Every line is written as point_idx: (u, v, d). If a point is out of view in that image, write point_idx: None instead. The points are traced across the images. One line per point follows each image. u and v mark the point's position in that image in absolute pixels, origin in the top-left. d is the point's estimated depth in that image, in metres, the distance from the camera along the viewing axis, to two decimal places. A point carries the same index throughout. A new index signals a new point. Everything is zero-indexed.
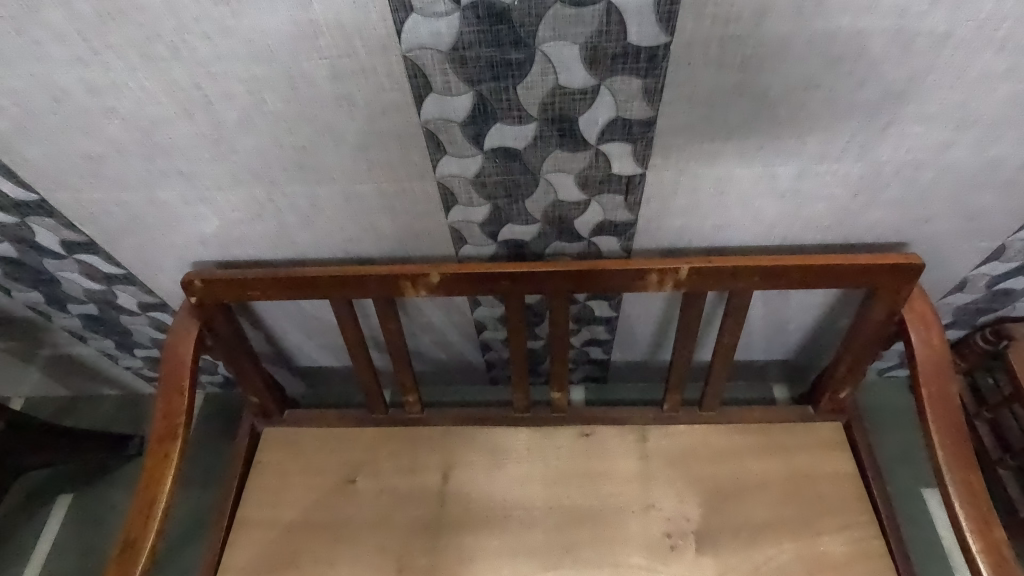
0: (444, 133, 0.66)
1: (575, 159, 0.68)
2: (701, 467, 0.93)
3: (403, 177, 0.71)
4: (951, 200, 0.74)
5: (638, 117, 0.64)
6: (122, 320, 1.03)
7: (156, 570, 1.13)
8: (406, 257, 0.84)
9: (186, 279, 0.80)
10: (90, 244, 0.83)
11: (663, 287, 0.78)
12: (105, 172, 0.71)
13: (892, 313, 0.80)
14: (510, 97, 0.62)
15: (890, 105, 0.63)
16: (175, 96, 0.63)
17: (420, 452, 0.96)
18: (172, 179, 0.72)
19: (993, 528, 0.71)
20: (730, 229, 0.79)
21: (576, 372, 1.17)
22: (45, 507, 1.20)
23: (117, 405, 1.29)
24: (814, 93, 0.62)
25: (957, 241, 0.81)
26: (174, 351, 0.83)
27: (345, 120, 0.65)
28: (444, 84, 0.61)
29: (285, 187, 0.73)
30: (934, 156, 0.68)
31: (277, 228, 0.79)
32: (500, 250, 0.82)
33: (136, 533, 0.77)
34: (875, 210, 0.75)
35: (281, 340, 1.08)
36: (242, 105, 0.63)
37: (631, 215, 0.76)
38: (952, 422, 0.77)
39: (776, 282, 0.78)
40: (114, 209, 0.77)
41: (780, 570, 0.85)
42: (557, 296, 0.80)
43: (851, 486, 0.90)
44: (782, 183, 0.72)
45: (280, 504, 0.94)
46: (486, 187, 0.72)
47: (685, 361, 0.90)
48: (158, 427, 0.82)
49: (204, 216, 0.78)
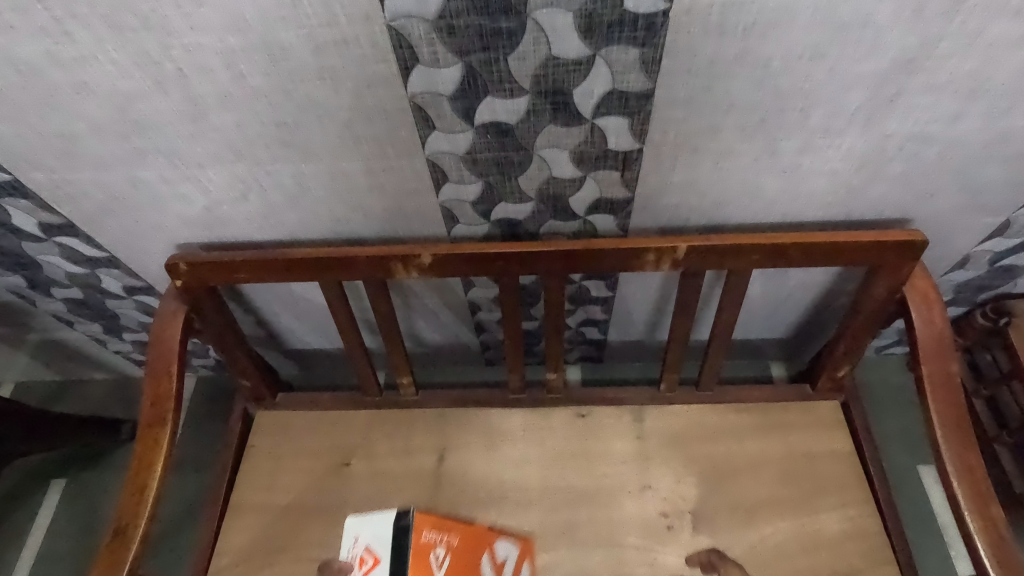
0: (432, 107, 0.63)
1: (569, 134, 0.66)
2: (697, 447, 0.92)
3: (391, 155, 0.69)
4: (956, 174, 0.72)
5: (635, 90, 0.61)
6: (108, 304, 1.01)
7: (151, 553, 1.13)
8: (397, 237, 0.81)
9: (171, 262, 0.78)
10: (70, 226, 0.81)
11: (660, 266, 0.76)
12: (80, 151, 0.68)
13: (893, 292, 0.79)
14: (501, 69, 0.59)
15: (898, 75, 0.60)
16: (148, 69, 0.60)
17: (416, 434, 0.96)
18: (150, 158, 0.69)
19: (990, 507, 0.70)
20: (729, 206, 0.76)
21: (572, 352, 1.16)
22: (38, 491, 1.19)
23: (108, 389, 1.28)
24: (819, 64, 0.59)
25: (961, 216, 0.79)
26: (161, 336, 0.81)
27: (329, 94, 0.62)
28: (431, 56, 0.58)
29: (269, 166, 0.70)
30: (941, 129, 0.66)
31: (262, 208, 0.77)
32: (493, 230, 0.80)
33: (127, 519, 0.75)
34: (878, 186, 0.73)
35: (272, 322, 1.06)
36: (220, 79, 0.60)
37: (628, 192, 0.74)
38: (952, 402, 0.76)
39: (776, 260, 0.76)
40: (92, 190, 0.74)
41: (776, 548, 0.85)
42: (552, 276, 0.78)
43: (847, 464, 0.90)
44: (784, 158, 0.70)
45: (274, 488, 0.93)
46: (478, 165, 0.70)
47: (682, 341, 0.89)
48: (147, 413, 0.80)
49: (186, 197, 0.75)
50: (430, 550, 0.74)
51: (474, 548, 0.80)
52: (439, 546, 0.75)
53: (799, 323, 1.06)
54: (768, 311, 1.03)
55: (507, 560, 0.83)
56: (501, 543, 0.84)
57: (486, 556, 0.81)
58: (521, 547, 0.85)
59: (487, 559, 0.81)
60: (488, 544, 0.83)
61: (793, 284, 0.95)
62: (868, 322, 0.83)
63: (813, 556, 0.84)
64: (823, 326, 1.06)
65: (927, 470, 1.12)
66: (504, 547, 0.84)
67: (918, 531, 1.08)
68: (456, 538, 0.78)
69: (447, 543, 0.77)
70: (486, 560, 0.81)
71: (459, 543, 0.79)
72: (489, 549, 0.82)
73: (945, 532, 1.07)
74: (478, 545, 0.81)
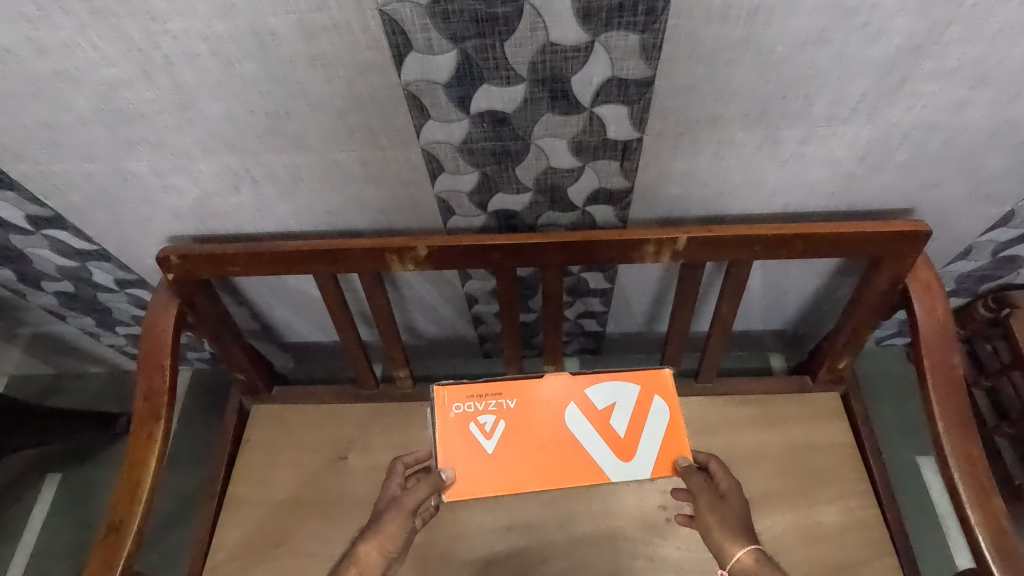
0: (427, 96, 0.61)
1: (568, 123, 0.64)
2: (696, 439, 0.92)
3: (385, 144, 0.67)
4: (960, 163, 0.71)
5: (635, 77, 0.60)
6: (100, 298, 0.99)
7: (147, 547, 1.13)
8: (392, 229, 0.80)
9: (162, 255, 0.76)
10: (58, 219, 0.79)
11: (660, 258, 0.75)
12: (67, 142, 0.67)
13: (895, 283, 0.78)
14: (497, 55, 0.57)
15: (904, 61, 0.59)
16: (133, 57, 0.58)
17: (413, 427, 0.95)
18: (139, 149, 0.68)
19: (991, 499, 0.70)
20: (730, 197, 0.75)
21: (571, 344, 1.15)
22: (33, 486, 1.18)
23: (102, 383, 1.27)
24: (824, 49, 0.58)
25: (964, 206, 0.78)
26: (153, 330, 0.80)
27: (320, 82, 0.60)
28: (425, 42, 0.56)
29: (261, 156, 0.69)
30: (946, 117, 0.65)
31: (254, 200, 0.75)
32: (490, 222, 0.79)
33: (121, 515, 0.74)
34: (882, 175, 0.72)
35: (267, 315, 1.05)
36: (207, 66, 0.59)
37: (627, 182, 0.73)
38: (954, 394, 0.75)
39: (777, 251, 0.75)
40: (79, 182, 0.73)
41: (776, 541, 0.85)
42: (551, 268, 0.77)
43: (847, 456, 0.90)
44: (787, 147, 0.68)
45: (270, 482, 0.92)
46: (474, 155, 0.68)
47: (682, 333, 0.88)
48: (140, 408, 0.79)
49: (176, 189, 0.73)
50: (470, 420, 0.67)
51: (538, 396, 0.69)
52: (484, 411, 0.68)
53: (799, 314, 1.05)
54: (768, 303, 1.02)
55: (616, 405, 0.70)
56: (605, 385, 0.70)
57: (575, 406, 0.69)
58: (642, 385, 0.71)
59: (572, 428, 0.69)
60: (576, 391, 0.70)
61: (793, 275, 0.94)
62: (869, 313, 0.82)
63: (813, 548, 0.84)
64: (823, 317, 1.05)
65: (926, 461, 1.12)
66: (617, 388, 0.70)
67: (917, 521, 1.08)
68: (514, 398, 0.69)
69: (502, 406, 0.68)
70: (574, 409, 0.69)
71: (527, 400, 0.69)
72: (581, 396, 0.70)
73: (944, 522, 1.07)
74: (560, 399, 0.69)
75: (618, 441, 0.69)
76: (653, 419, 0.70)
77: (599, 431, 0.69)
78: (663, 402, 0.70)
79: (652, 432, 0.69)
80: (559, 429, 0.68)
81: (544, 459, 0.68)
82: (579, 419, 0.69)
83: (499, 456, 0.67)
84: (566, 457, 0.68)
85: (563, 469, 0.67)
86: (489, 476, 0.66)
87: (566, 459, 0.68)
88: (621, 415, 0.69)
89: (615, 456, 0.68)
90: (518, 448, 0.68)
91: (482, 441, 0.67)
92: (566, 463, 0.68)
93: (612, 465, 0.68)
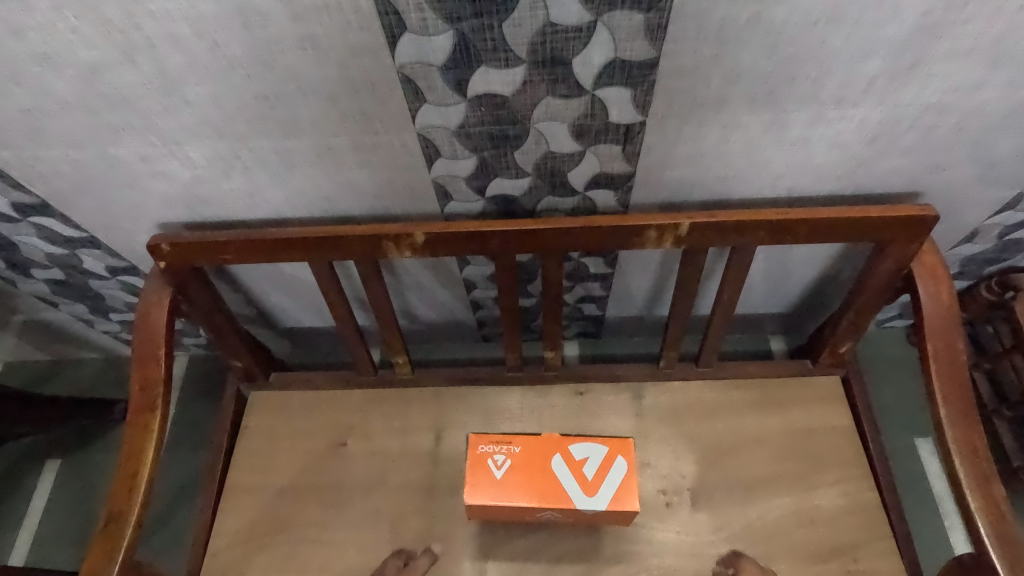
0: (423, 78, 0.59)
1: (569, 107, 0.62)
2: (697, 424, 0.91)
3: (379, 129, 0.65)
4: (971, 146, 0.69)
5: (639, 58, 0.58)
6: (92, 285, 0.98)
7: (150, 531, 1.13)
8: (389, 215, 0.78)
9: (153, 243, 0.74)
10: (44, 206, 0.77)
11: (662, 244, 0.73)
12: (49, 128, 0.64)
13: (900, 267, 0.77)
14: (494, 36, 0.55)
15: (918, 40, 0.57)
16: (112, 39, 0.55)
17: (411, 414, 0.94)
18: (124, 134, 0.65)
19: (992, 485, 0.70)
20: (734, 181, 0.73)
21: (570, 328, 1.14)
22: (33, 472, 1.19)
23: (99, 369, 1.26)
24: (837, 29, 0.56)
25: (973, 189, 0.76)
26: (147, 320, 0.79)
27: (310, 65, 0.58)
28: (419, 23, 0.54)
29: (251, 142, 0.66)
30: (959, 98, 0.63)
31: (245, 186, 0.73)
32: (489, 207, 0.77)
33: (120, 505, 0.74)
34: (890, 158, 0.70)
35: (263, 301, 1.04)
36: (191, 48, 0.56)
37: (629, 166, 0.71)
38: (957, 380, 0.75)
39: (781, 237, 0.73)
40: (64, 169, 0.70)
41: (775, 524, 0.85)
42: (550, 255, 0.75)
43: (848, 440, 0.90)
44: (794, 130, 0.66)
45: (270, 469, 0.92)
46: (472, 139, 0.66)
47: (683, 318, 0.87)
48: (136, 398, 0.78)
49: (164, 175, 0.71)
50: (489, 456, 0.78)
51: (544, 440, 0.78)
52: (500, 451, 0.78)
53: (801, 298, 1.04)
54: (770, 287, 1.01)
55: (589, 458, 0.78)
56: (583, 441, 0.79)
57: (559, 457, 0.78)
58: (609, 445, 0.79)
59: (556, 471, 0.78)
60: (561, 445, 0.78)
61: (796, 259, 0.93)
62: (873, 298, 0.81)
63: (812, 531, 0.84)
64: (825, 300, 1.04)
65: (924, 442, 1.13)
66: (591, 445, 0.79)
67: (913, 502, 1.09)
68: (522, 444, 0.78)
69: (509, 450, 0.78)
70: (557, 459, 0.78)
71: (533, 444, 0.79)
72: (564, 449, 0.78)
73: (940, 503, 1.08)
74: (546, 449, 0.78)
75: (586, 482, 0.77)
76: (616, 473, 0.78)
77: (572, 478, 0.77)
78: (624, 461, 0.77)
79: (613, 481, 0.78)
80: (543, 474, 0.78)
81: (530, 496, 0.77)
82: (560, 466, 0.78)
83: (507, 487, 0.77)
84: (544, 497, 0.77)
85: (541, 507, 0.77)
86: (499, 500, 0.77)
87: (545, 498, 0.77)
88: (592, 467, 0.78)
89: (582, 499, 0.77)
90: (522, 481, 0.78)
91: (493, 473, 0.78)
92: (546, 504, 0.77)
93: (578, 506, 0.77)
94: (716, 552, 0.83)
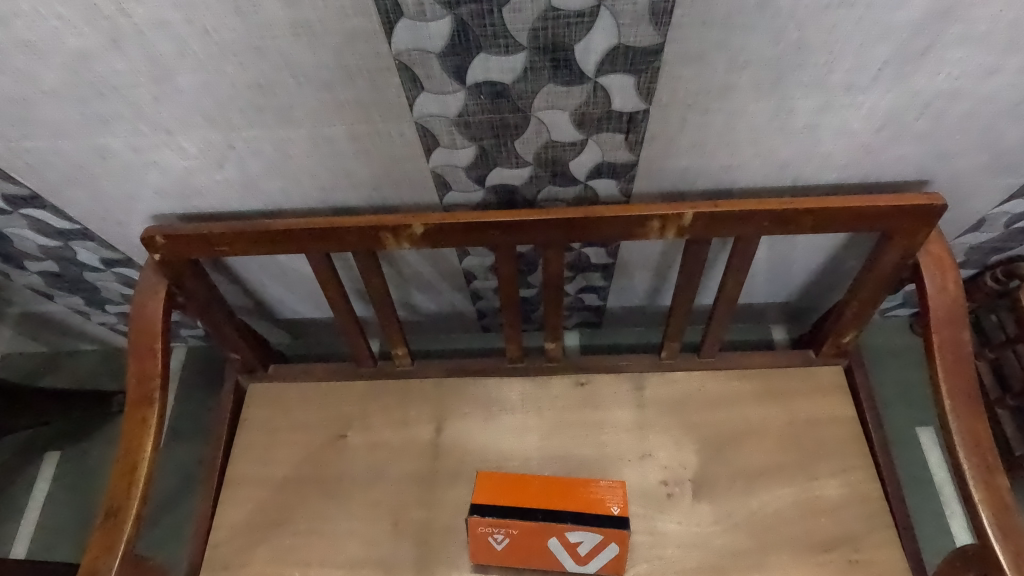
0: (420, 66, 0.57)
1: (570, 94, 0.61)
2: (699, 415, 0.91)
3: (376, 118, 0.63)
4: (981, 133, 0.68)
5: (642, 44, 0.56)
6: (87, 277, 0.97)
7: (151, 522, 1.14)
8: (387, 205, 0.77)
9: (147, 235, 0.73)
10: (36, 198, 0.76)
11: (664, 234, 0.72)
12: (37, 117, 0.63)
13: (906, 257, 0.76)
14: (494, 22, 0.53)
15: (931, 25, 0.55)
16: (99, 25, 0.54)
17: (412, 406, 0.94)
18: (114, 124, 0.64)
19: (996, 477, 0.69)
20: (739, 170, 0.72)
21: (571, 318, 1.14)
22: (33, 464, 1.19)
23: (97, 361, 1.25)
24: (848, 13, 0.54)
25: (982, 177, 0.75)
26: (142, 313, 0.78)
27: (304, 52, 0.56)
28: (417, 8, 0.52)
29: (246, 132, 0.65)
30: (971, 84, 0.61)
31: (240, 177, 0.71)
32: (489, 197, 0.75)
33: (119, 500, 0.73)
34: (898, 146, 0.69)
35: (260, 293, 1.03)
36: (182, 34, 0.55)
37: (632, 155, 0.69)
38: (962, 371, 0.74)
39: (786, 226, 0.72)
40: (54, 159, 0.69)
41: (776, 515, 0.84)
42: (551, 246, 0.74)
43: (850, 430, 0.89)
44: (801, 118, 0.65)
45: (270, 462, 0.91)
46: (471, 128, 0.64)
47: (685, 309, 0.86)
48: (133, 392, 0.77)
49: (157, 165, 0.70)
50: (487, 535, 0.76)
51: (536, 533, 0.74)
52: (498, 533, 0.75)
53: (804, 287, 1.03)
54: (773, 276, 1.00)
55: (583, 540, 0.75)
56: (580, 530, 0.73)
57: (555, 538, 0.75)
58: (605, 535, 0.73)
59: (555, 540, 0.76)
60: (557, 532, 0.73)
61: (800, 248, 0.91)
62: (878, 288, 0.80)
63: (813, 522, 0.84)
64: (828, 290, 1.03)
65: (925, 431, 1.13)
66: (586, 532, 0.74)
67: (914, 491, 1.09)
68: (517, 530, 0.74)
69: (507, 532, 0.75)
70: (554, 539, 0.75)
71: (528, 530, 0.74)
72: (560, 534, 0.74)
73: (941, 491, 1.08)
74: (542, 535, 0.74)
75: (578, 556, 0.78)
76: (608, 551, 0.76)
77: (568, 552, 0.76)
78: (618, 546, 0.74)
79: (604, 555, 0.76)
80: (539, 546, 0.76)
81: (522, 554, 0.79)
82: (555, 544, 0.76)
83: (502, 549, 0.78)
84: (537, 557, 0.79)
85: (534, 559, 0.79)
86: (492, 557, 0.80)
87: (537, 557, 0.79)
88: (587, 545, 0.75)
89: (573, 560, 0.78)
90: (513, 549, 0.78)
91: (493, 544, 0.78)
92: (540, 559, 0.79)
93: (569, 564, 0.79)
94: (717, 543, 0.83)
